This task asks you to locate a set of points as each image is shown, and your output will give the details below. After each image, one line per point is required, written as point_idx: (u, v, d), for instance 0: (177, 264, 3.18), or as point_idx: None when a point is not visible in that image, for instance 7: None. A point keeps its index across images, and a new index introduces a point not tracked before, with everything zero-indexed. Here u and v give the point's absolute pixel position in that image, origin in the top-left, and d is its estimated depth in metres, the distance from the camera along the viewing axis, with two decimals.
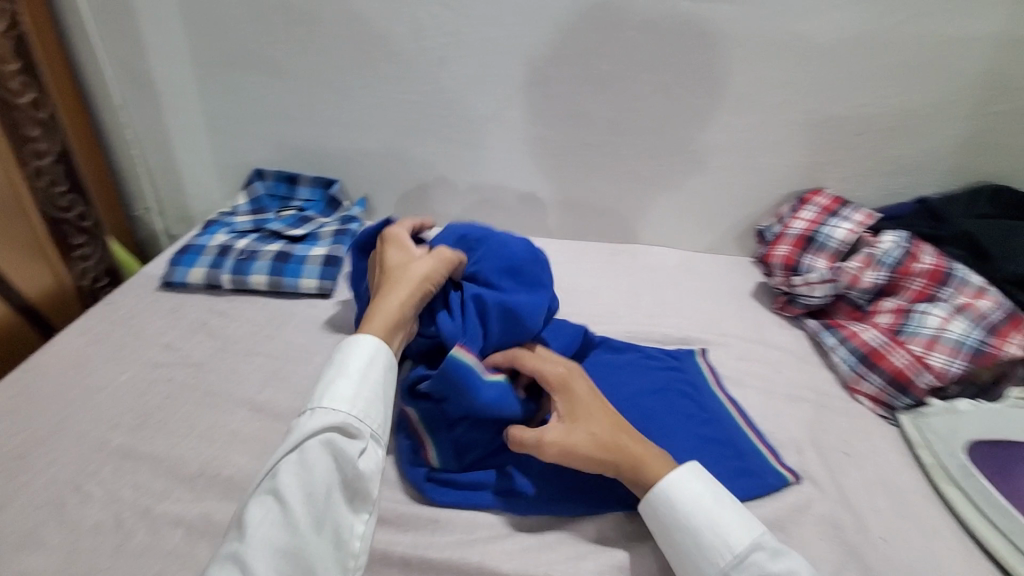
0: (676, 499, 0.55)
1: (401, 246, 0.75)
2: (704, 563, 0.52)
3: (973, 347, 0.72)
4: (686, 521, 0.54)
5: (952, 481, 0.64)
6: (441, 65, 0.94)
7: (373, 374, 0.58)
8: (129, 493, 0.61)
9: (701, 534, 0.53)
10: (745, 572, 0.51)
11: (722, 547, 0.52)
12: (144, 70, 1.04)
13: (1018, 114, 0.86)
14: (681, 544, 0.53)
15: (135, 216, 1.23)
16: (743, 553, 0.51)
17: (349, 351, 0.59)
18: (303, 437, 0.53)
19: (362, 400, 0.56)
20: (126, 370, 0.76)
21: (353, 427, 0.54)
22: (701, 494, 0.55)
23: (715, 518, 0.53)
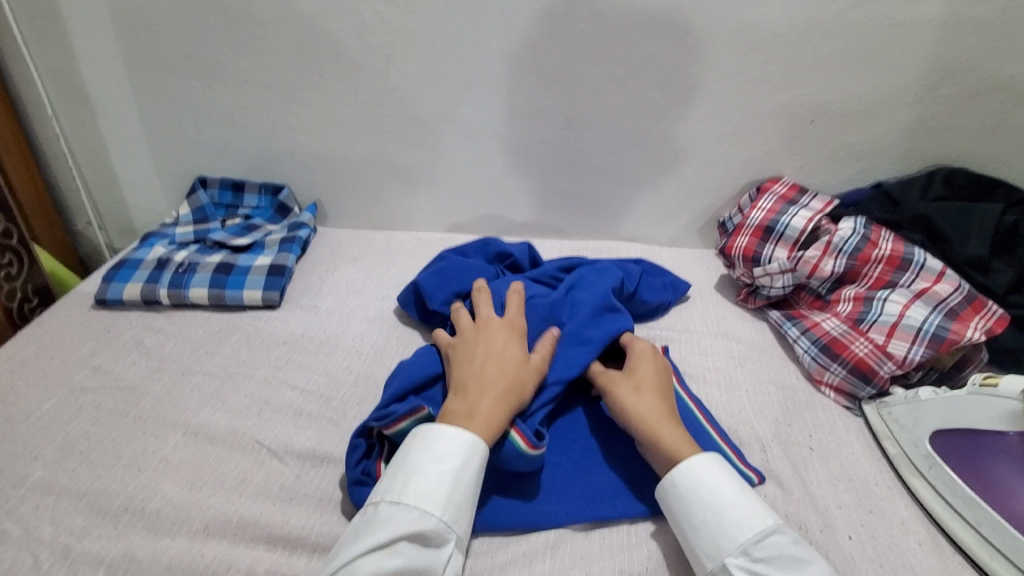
0: (699, 475, 0.53)
1: (515, 326, 0.68)
2: (723, 539, 0.49)
3: (934, 333, 0.71)
4: (708, 497, 0.52)
5: (918, 473, 0.62)
6: (386, 63, 0.90)
7: (469, 476, 0.52)
8: (47, 532, 0.56)
9: (721, 509, 0.51)
10: (764, 551, 0.48)
11: (743, 524, 0.50)
12: (73, 77, 0.99)
13: (970, 95, 0.85)
14: (701, 520, 0.51)
15: (76, 231, 1.17)
16: (763, 533, 0.49)
17: (448, 442, 0.53)
18: (389, 539, 0.47)
19: (455, 503, 0.50)
20: (51, 398, 0.70)
21: (440, 534, 0.49)
22: (724, 474, 0.53)
23: (737, 497, 0.51)
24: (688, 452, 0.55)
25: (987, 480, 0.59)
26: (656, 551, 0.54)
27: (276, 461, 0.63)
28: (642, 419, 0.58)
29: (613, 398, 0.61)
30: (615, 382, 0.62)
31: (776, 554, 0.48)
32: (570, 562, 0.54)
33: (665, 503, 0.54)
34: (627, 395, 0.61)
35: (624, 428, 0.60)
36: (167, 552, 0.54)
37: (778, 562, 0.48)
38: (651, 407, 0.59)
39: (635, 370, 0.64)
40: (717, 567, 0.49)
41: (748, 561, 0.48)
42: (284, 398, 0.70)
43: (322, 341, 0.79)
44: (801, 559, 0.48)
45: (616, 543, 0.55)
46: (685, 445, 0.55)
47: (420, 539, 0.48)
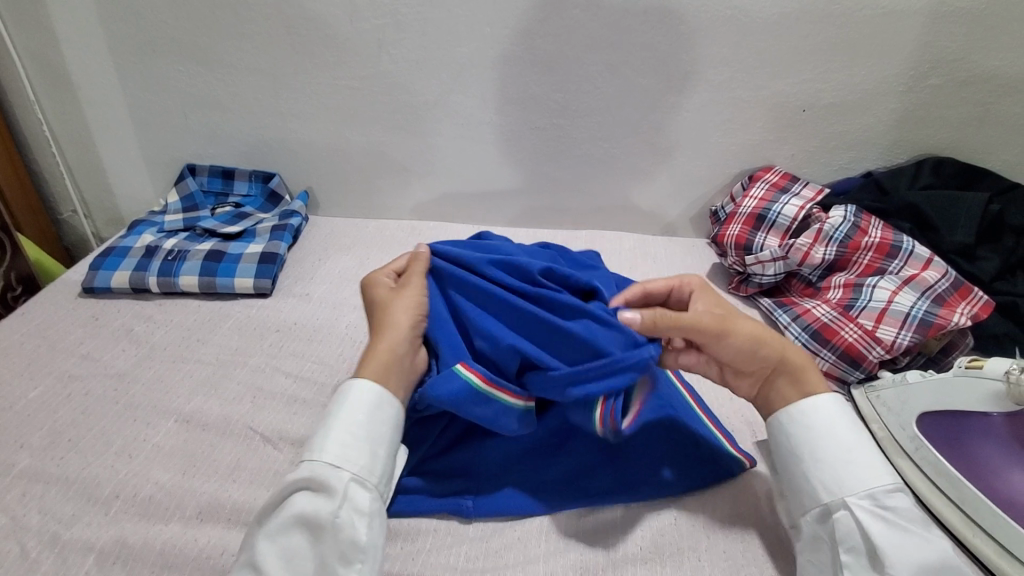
0: (837, 418, 0.53)
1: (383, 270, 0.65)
2: (853, 480, 0.50)
3: (920, 319, 0.72)
4: (841, 441, 0.52)
5: (903, 453, 0.64)
6: (378, 49, 0.89)
7: (357, 418, 0.52)
8: (35, 520, 0.55)
9: (853, 455, 0.51)
10: (892, 502, 0.49)
11: (875, 473, 0.50)
12: (56, 61, 0.96)
13: (958, 85, 0.86)
14: (829, 458, 0.51)
15: (61, 220, 1.15)
16: (893, 485, 0.50)
17: (338, 393, 0.54)
18: (282, 494, 0.50)
19: (340, 444, 0.51)
20: (38, 386, 0.69)
21: (320, 476, 0.49)
22: (854, 425, 0.53)
23: (869, 447, 0.52)
24: (820, 386, 0.56)
25: (970, 459, 0.60)
26: (649, 530, 0.55)
27: (269, 447, 0.63)
28: (771, 350, 0.56)
29: (746, 331, 0.56)
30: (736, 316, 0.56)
31: (902, 507, 0.49)
32: (564, 545, 0.55)
33: (790, 428, 0.54)
34: (747, 328, 0.56)
35: (761, 359, 0.56)
36: (159, 538, 0.54)
37: (906, 514, 0.49)
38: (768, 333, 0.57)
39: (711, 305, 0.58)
40: (837, 503, 0.50)
41: (874, 506, 0.49)
42: (278, 385, 0.70)
43: (315, 329, 0.79)
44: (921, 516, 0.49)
45: (610, 528, 0.56)
46: (816, 380, 0.56)
47: (308, 484, 0.49)
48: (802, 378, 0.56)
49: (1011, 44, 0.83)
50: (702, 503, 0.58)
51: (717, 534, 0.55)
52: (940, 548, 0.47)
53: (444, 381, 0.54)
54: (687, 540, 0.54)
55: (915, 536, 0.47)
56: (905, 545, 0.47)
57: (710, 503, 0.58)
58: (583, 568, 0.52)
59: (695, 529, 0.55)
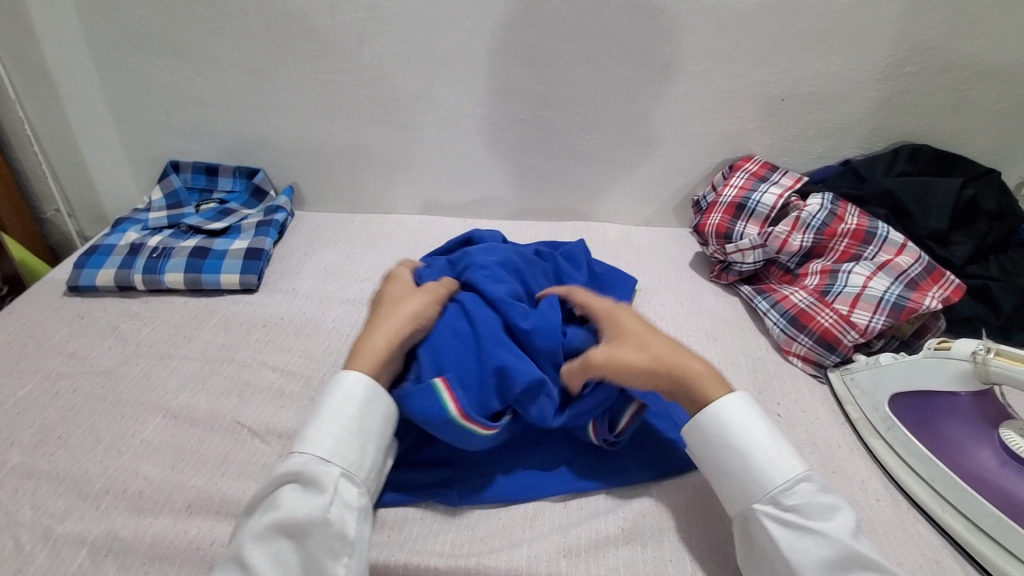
0: (734, 417, 0.54)
1: (403, 282, 0.69)
2: (752, 485, 0.51)
3: (893, 302, 0.74)
4: (737, 444, 0.53)
5: (878, 434, 0.66)
6: (360, 43, 0.89)
7: (347, 413, 0.53)
8: (28, 515, 0.56)
9: (750, 457, 0.52)
10: (794, 499, 0.50)
11: (775, 472, 0.51)
12: (35, 58, 0.95)
13: (932, 73, 0.87)
14: (731, 465, 0.53)
15: (46, 219, 1.14)
16: (793, 480, 0.50)
17: (328, 390, 0.55)
18: (271, 487, 0.50)
19: (332, 438, 0.52)
20: (26, 384, 0.70)
21: (312, 468, 0.50)
22: (751, 422, 0.54)
23: (766, 444, 0.52)
24: (722, 393, 0.55)
25: (940, 439, 0.61)
26: (630, 512, 0.57)
27: (257, 441, 0.64)
28: (659, 369, 0.57)
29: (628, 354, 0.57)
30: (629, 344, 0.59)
31: (804, 502, 0.49)
32: (547, 528, 0.56)
33: (693, 441, 0.56)
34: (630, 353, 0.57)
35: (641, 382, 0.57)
36: (150, 530, 0.55)
37: (807, 510, 0.49)
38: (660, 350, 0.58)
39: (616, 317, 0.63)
40: (748, 510, 0.51)
41: (778, 508, 0.50)
42: (265, 379, 0.71)
43: (302, 323, 0.80)
44: (830, 507, 0.49)
45: (593, 511, 0.57)
46: (718, 387, 0.56)
47: (298, 478, 0.50)
48: (698, 390, 0.56)
49: (985, 31, 0.84)
50: (681, 485, 0.59)
51: (694, 515, 0.57)
52: (849, 539, 0.47)
53: (418, 398, 0.56)
54: (666, 520, 0.56)
55: (815, 532, 0.47)
56: (807, 544, 0.47)
57: (689, 484, 0.59)
58: (567, 551, 0.53)
59: (674, 510, 0.57)
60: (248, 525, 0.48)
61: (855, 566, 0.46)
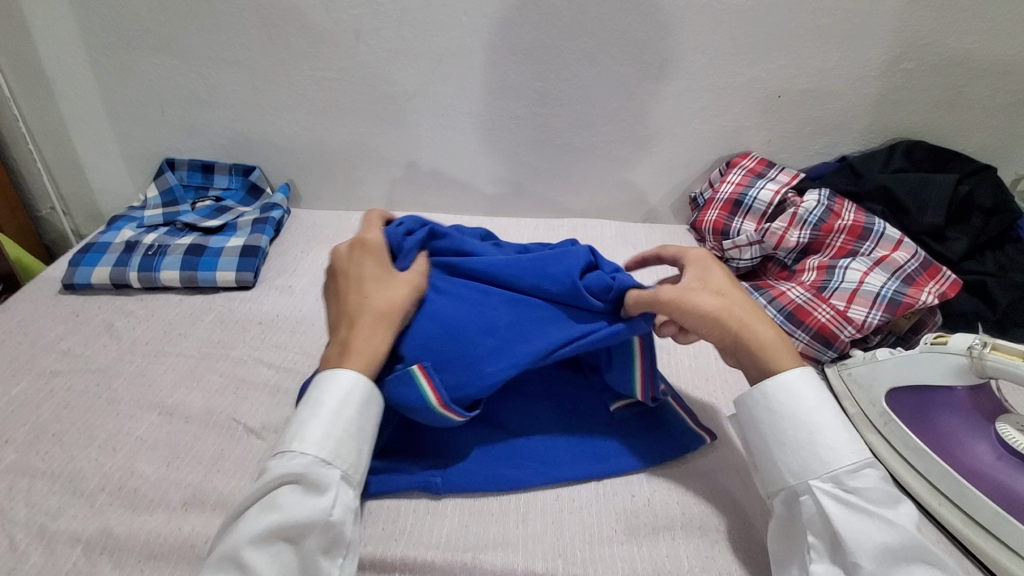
0: (803, 391, 0.51)
1: (370, 248, 0.61)
2: (813, 461, 0.49)
3: (890, 298, 0.74)
4: (803, 418, 0.51)
5: (874, 428, 0.66)
6: (356, 40, 0.89)
7: (349, 414, 0.51)
8: (22, 513, 0.56)
9: (816, 434, 0.50)
10: (857, 481, 0.48)
11: (839, 453, 0.49)
12: (29, 56, 0.95)
13: (928, 70, 0.88)
14: (791, 438, 0.51)
15: (41, 217, 1.13)
16: (859, 463, 0.48)
17: (324, 385, 0.51)
18: (268, 486, 0.47)
19: (334, 439, 0.50)
20: (20, 382, 0.69)
21: (315, 471, 0.48)
22: (821, 402, 0.51)
23: (834, 425, 0.50)
24: (789, 363, 0.53)
25: (937, 433, 0.61)
26: (625, 508, 0.57)
27: (253, 437, 0.63)
28: (730, 322, 0.53)
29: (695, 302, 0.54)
30: (700, 293, 0.55)
31: (868, 486, 0.48)
32: (544, 523, 0.56)
33: (752, 404, 0.53)
34: (700, 301, 0.54)
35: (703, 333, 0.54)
36: (144, 528, 0.54)
37: (868, 495, 0.47)
38: (734, 303, 0.54)
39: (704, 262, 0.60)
40: (802, 485, 0.50)
41: (836, 487, 0.48)
42: (261, 376, 0.71)
43: (298, 320, 0.79)
44: (892, 496, 0.48)
45: (588, 504, 0.57)
46: (789, 357, 0.53)
47: (300, 480, 0.47)
48: (767, 354, 0.53)
49: (981, 27, 0.84)
50: (677, 479, 0.59)
51: (690, 509, 0.57)
52: (912, 529, 0.45)
53: (400, 386, 0.55)
54: (662, 514, 0.56)
55: (876, 517, 0.46)
56: (864, 527, 0.46)
57: (685, 479, 0.59)
58: (563, 548, 0.53)
59: (671, 506, 0.57)
60: (242, 525, 0.46)
61: (914, 556, 0.45)
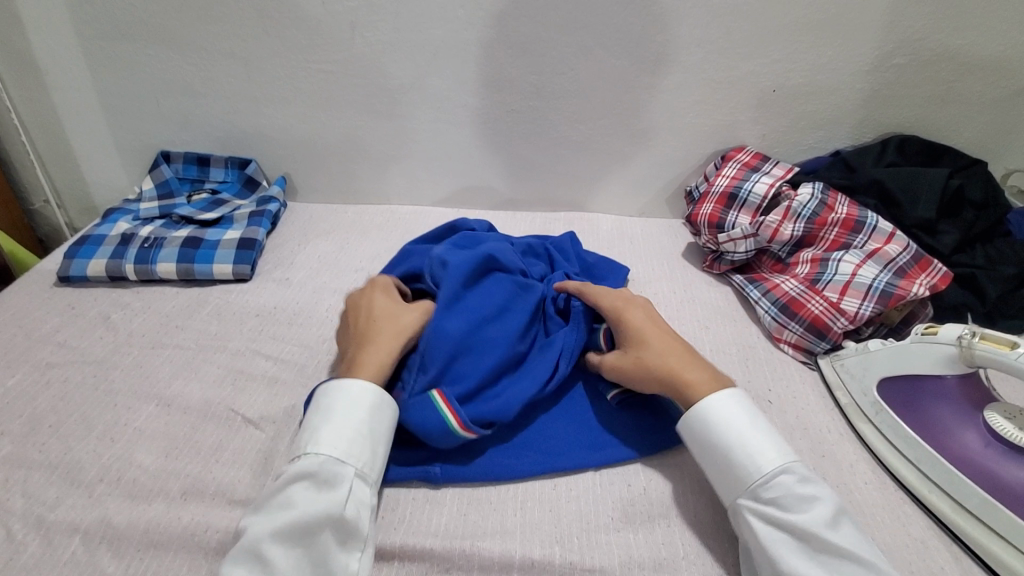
0: (716, 412, 0.54)
1: (382, 287, 0.69)
2: (734, 480, 0.52)
3: (882, 290, 0.75)
4: (719, 440, 0.53)
5: (867, 418, 0.67)
6: (353, 32, 0.89)
7: (360, 415, 0.53)
8: (20, 504, 0.56)
9: (730, 453, 0.52)
10: (772, 492, 0.50)
11: (753, 465, 0.51)
12: (21, 47, 0.94)
13: (921, 65, 0.88)
14: (714, 462, 0.53)
15: (34, 211, 1.13)
16: (773, 472, 0.50)
17: (336, 390, 0.55)
18: (283, 486, 0.49)
19: (346, 439, 0.52)
20: (16, 374, 0.69)
21: (329, 469, 0.50)
22: (732, 418, 0.54)
23: (745, 440, 0.52)
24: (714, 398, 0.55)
25: (927, 421, 0.62)
26: (623, 498, 0.57)
27: (252, 427, 0.64)
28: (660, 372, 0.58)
29: (623, 366, 0.61)
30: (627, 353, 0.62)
31: (782, 494, 0.49)
32: (542, 513, 0.56)
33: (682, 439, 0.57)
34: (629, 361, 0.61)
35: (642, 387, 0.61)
36: (144, 517, 0.55)
37: (784, 502, 0.49)
38: (659, 354, 0.59)
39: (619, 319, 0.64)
40: (733, 501, 0.52)
41: (759, 500, 0.50)
42: (259, 367, 0.71)
43: (295, 313, 0.80)
44: (811, 497, 0.49)
45: (585, 495, 0.58)
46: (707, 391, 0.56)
47: (314, 478, 0.49)
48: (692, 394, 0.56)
49: (972, 24, 0.85)
50: (672, 468, 0.60)
51: (686, 496, 0.57)
52: (825, 532, 0.47)
53: (418, 410, 0.57)
54: (657, 503, 0.57)
55: (791, 526, 0.48)
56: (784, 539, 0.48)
57: (680, 469, 0.60)
58: (561, 536, 0.54)
59: (666, 495, 0.57)
60: (258, 524, 0.47)
61: (834, 558, 0.46)
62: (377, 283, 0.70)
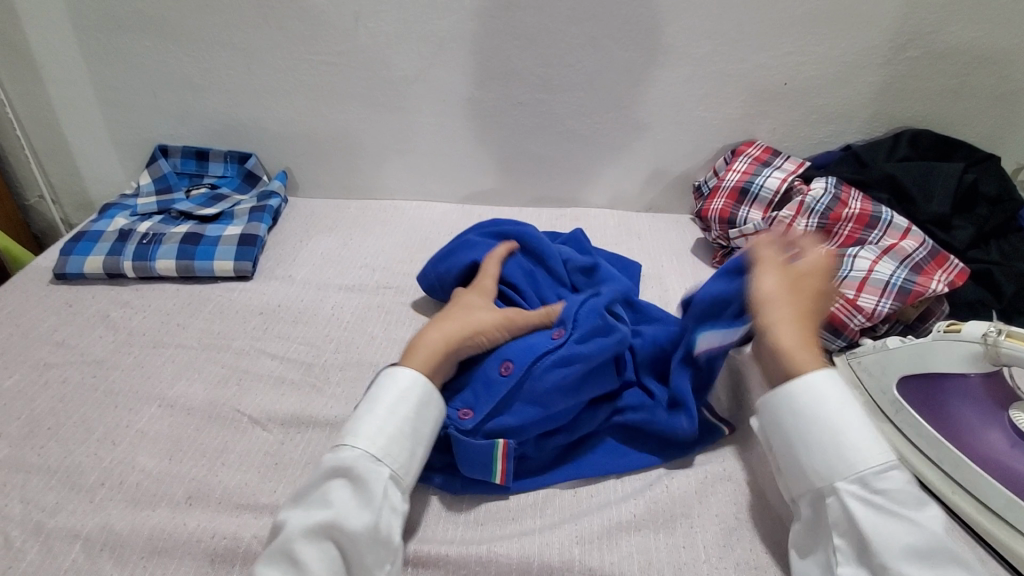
0: (828, 394, 0.52)
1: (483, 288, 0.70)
2: (840, 462, 0.49)
3: (900, 286, 0.74)
4: (830, 419, 0.51)
5: (886, 418, 0.66)
6: (356, 22, 0.87)
7: (402, 413, 0.52)
8: (18, 509, 0.54)
9: (842, 435, 0.50)
10: (884, 483, 0.48)
11: (864, 453, 0.49)
12: (14, 37, 0.91)
13: (935, 57, 0.87)
14: (818, 439, 0.51)
15: (29, 206, 1.10)
16: (883, 465, 0.48)
17: (383, 385, 0.54)
18: (320, 481, 0.48)
19: (386, 437, 0.50)
20: (12, 375, 0.67)
21: (367, 468, 0.48)
22: (843, 403, 0.51)
23: (857, 427, 0.50)
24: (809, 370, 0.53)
25: (950, 421, 0.61)
26: (643, 499, 0.56)
27: (258, 429, 0.62)
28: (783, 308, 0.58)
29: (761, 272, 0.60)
30: (770, 274, 0.60)
31: (895, 488, 0.47)
32: (560, 518, 0.55)
33: (777, 406, 0.53)
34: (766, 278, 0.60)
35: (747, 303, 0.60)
36: (149, 523, 0.53)
37: (897, 496, 0.47)
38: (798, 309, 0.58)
39: (795, 283, 0.60)
40: (828, 488, 0.49)
41: (863, 488, 0.48)
42: (263, 367, 0.69)
43: (300, 310, 0.78)
44: (920, 498, 0.47)
45: (603, 500, 0.56)
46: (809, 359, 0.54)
47: (352, 475, 0.48)
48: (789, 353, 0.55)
49: (987, 15, 0.84)
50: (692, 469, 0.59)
51: (707, 498, 0.56)
52: (937, 530, 0.45)
53: (472, 450, 0.54)
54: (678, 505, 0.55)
55: (908, 520, 0.46)
56: (894, 530, 0.46)
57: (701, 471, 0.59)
58: (580, 538, 0.52)
59: (687, 496, 0.56)
60: (292, 520, 0.46)
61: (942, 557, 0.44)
62: (480, 283, 0.71)
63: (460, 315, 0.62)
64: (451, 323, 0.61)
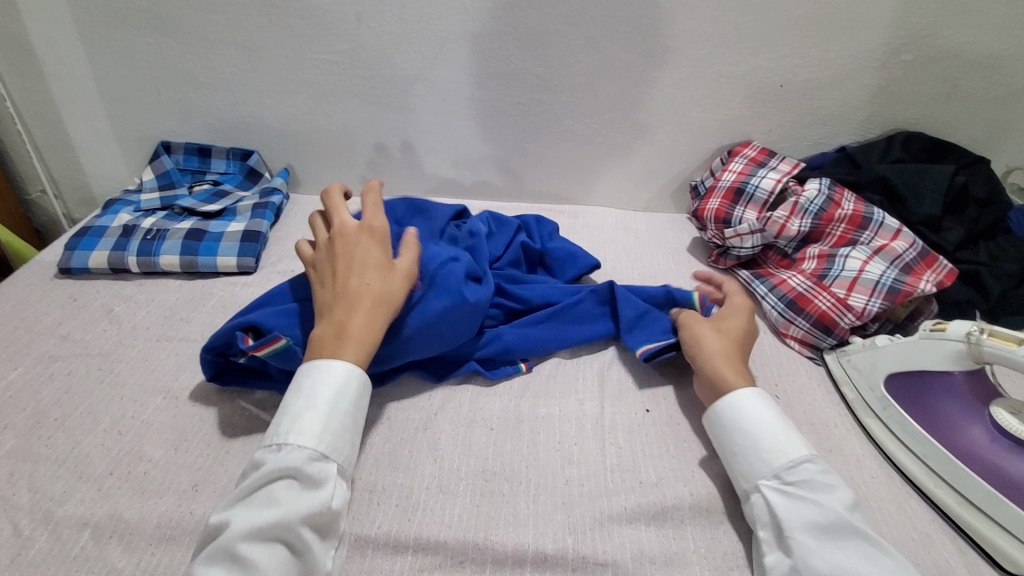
0: (746, 404, 0.57)
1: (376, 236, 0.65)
2: (758, 463, 0.54)
3: (888, 286, 0.76)
4: (749, 426, 0.56)
5: (874, 414, 0.67)
6: (358, 22, 0.88)
7: (343, 406, 0.53)
8: (26, 498, 0.55)
9: (759, 438, 0.55)
10: (795, 476, 0.52)
11: (777, 452, 0.54)
12: (17, 33, 0.92)
13: (928, 61, 0.88)
14: (741, 447, 0.55)
15: (30, 201, 1.11)
16: (796, 460, 0.53)
17: (317, 376, 0.53)
18: (266, 480, 0.48)
19: (331, 433, 0.51)
20: (18, 368, 0.68)
21: (317, 466, 0.49)
22: (759, 409, 0.57)
23: (773, 431, 0.55)
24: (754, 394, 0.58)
25: (934, 417, 0.63)
26: (636, 491, 0.57)
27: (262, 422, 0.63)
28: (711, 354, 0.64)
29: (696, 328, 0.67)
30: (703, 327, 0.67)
31: (806, 479, 0.51)
32: (552, 506, 0.56)
33: (711, 426, 0.59)
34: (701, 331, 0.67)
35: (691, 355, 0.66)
36: (155, 512, 0.54)
37: (807, 486, 0.51)
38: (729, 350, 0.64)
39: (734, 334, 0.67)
40: (751, 488, 0.54)
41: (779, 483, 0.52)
42: None
43: None
44: (829, 484, 0.51)
45: (597, 491, 0.57)
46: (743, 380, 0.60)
47: (302, 475, 0.48)
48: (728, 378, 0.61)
49: (978, 21, 0.85)
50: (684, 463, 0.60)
51: (697, 489, 0.58)
52: (844, 512, 0.49)
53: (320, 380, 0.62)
54: (668, 496, 0.57)
55: (813, 506, 0.49)
56: (805, 517, 0.49)
57: (691, 464, 0.60)
58: (573, 528, 0.54)
59: (677, 486, 0.58)
60: (237, 521, 0.45)
61: (845, 535, 0.48)
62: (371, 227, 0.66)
63: (368, 282, 0.60)
64: (366, 290, 0.59)
